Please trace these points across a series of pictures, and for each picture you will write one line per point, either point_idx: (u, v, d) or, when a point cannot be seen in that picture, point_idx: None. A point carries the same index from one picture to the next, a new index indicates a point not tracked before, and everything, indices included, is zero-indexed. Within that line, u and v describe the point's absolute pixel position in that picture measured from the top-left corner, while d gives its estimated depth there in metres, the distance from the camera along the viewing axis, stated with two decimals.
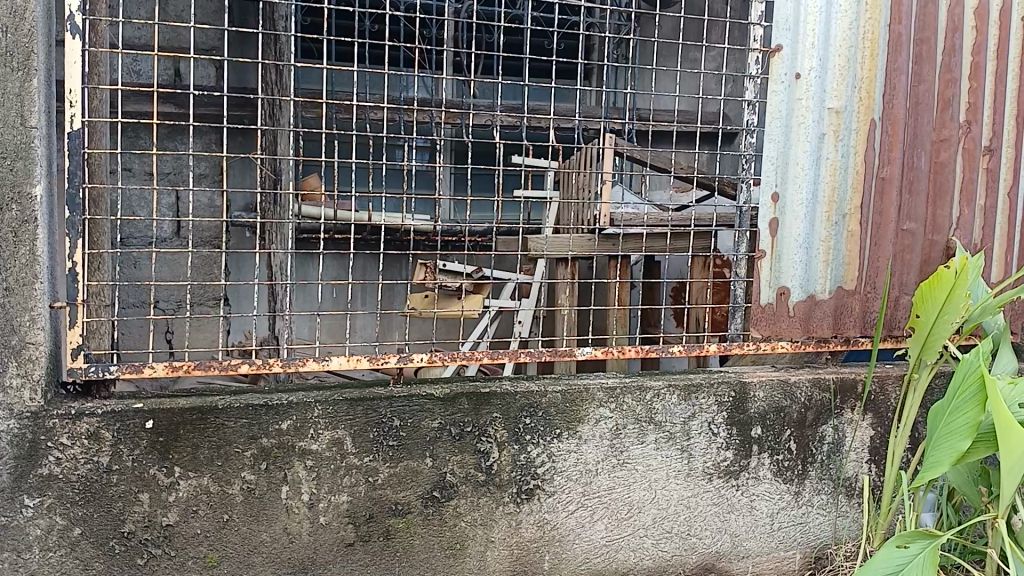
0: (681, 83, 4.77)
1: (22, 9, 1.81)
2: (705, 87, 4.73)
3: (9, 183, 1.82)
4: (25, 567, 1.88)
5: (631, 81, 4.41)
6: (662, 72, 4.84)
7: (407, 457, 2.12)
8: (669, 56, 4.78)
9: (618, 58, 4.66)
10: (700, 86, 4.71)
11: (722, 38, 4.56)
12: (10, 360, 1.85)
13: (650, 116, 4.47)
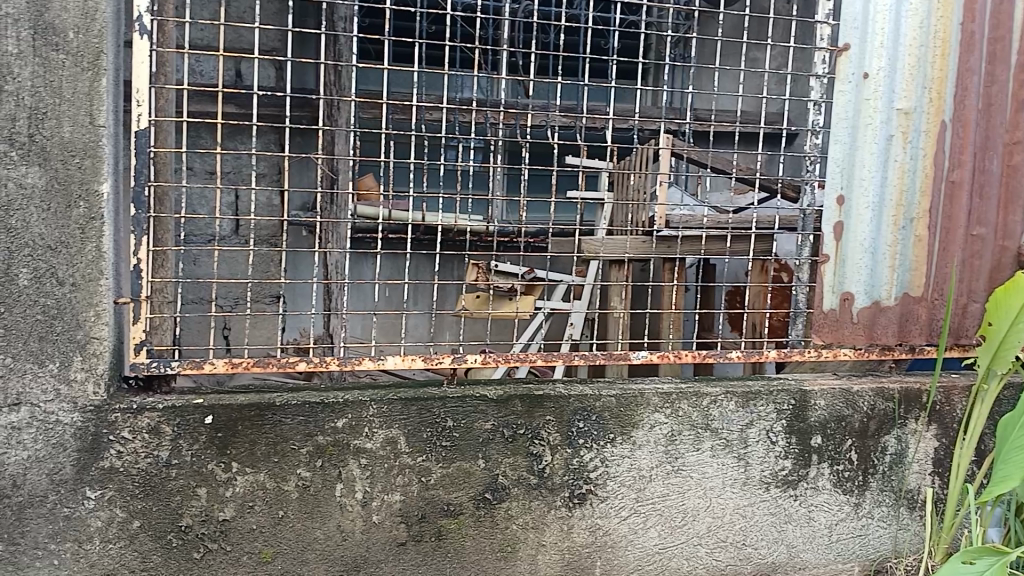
0: (743, 83, 4.68)
1: (93, 10, 1.85)
2: (768, 87, 4.64)
3: (77, 181, 1.86)
4: (86, 558, 1.92)
5: (690, 81, 4.35)
6: (723, 71, 4.75)
7: (460, 458, 2.12)
8: (731, 55, 4.69)
9: (677, 58, 4.60)
10: (762, 86, 4.62)
11: (786, 37, 4.46)
12: (75, 353, 1.89)
13: (710, 117, 4.40)
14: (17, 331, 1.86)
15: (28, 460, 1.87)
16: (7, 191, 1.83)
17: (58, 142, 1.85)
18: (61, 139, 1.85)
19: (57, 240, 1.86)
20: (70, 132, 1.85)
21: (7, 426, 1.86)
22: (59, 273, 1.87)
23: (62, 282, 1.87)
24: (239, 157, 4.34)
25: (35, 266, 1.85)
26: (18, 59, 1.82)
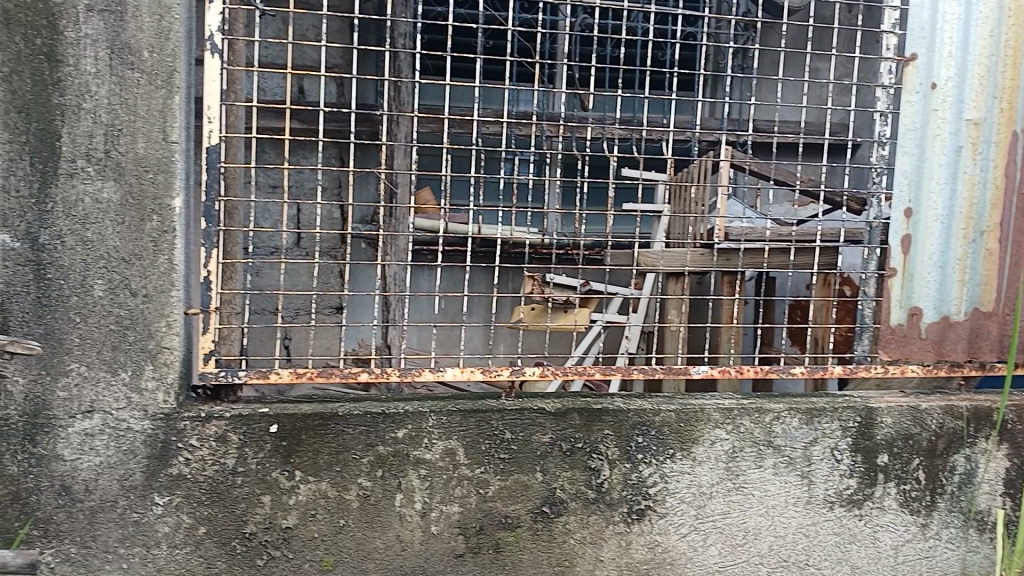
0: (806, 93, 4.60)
1: (167, 30, 1.91)
2: (832, 98, 4.55)
3: (151, 195, 1.92)
4: (153, 562, 1.96)
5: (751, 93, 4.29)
6: (785, 82, 4.68)
7: (518, 471, 2.12)
8: (794, 65, 4.62)
9: (738, 70, 4.54)
10: (826, 96, 4.53)
11: (851, 47, 4.37)
12: (147, 362, 1.95)
13: (771, 128, 4.33)
14: (92, 340, 1.92)
15: (100, 466, 1.93)
16: (84, 206, 1.89)
17: (133, 158, 1.91)
18: (136, 155, 1.91)
19: (131, 252, 1.92)
20: (144, 148, 1.92)
21: (82, 432, 1.92)
22: (132, 284, 1.93)
23: (136, 293, 1.93)
24: (301, 171, 4.41)
25: (109, 278, 1.91)
26: (96, 78, 1.89)
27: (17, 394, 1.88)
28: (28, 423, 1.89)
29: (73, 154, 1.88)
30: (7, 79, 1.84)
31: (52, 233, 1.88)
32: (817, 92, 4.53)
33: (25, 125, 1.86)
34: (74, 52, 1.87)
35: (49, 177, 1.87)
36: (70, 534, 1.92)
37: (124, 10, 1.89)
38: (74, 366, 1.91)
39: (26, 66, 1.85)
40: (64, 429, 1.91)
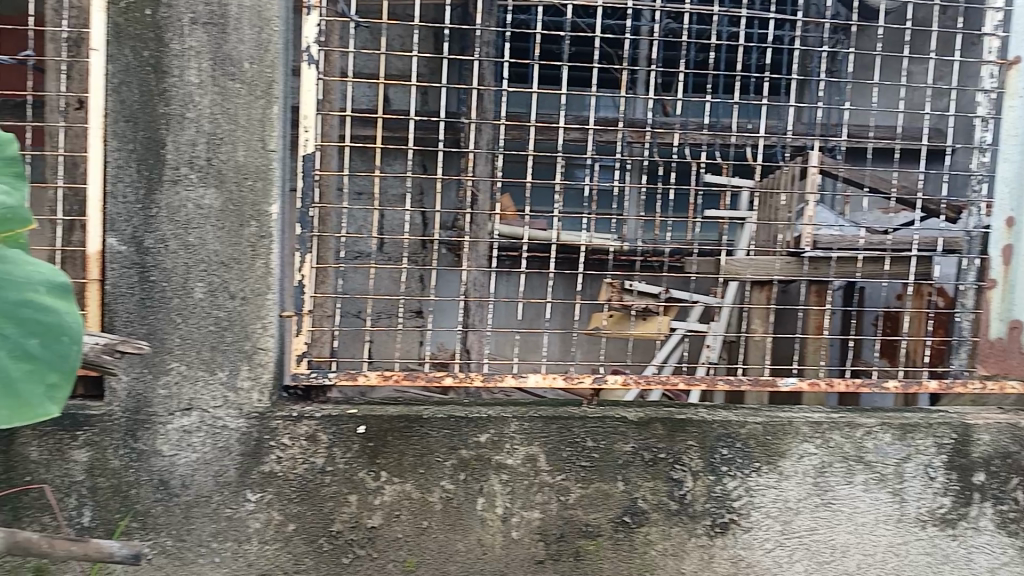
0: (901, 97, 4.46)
1: (267, 41, 1.98)
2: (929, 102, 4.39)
3: (250, 202, 1.99)
4: (244, 557, 2.03)
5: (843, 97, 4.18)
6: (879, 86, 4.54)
7: (599, 479, 2.11)
8: (890, 68, 4.46)
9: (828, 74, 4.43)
10: (922, 101, 4.38)
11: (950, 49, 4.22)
12: (243, 363, 2.02)
13: (863, 134, 4.21)
14: (192, 341, 1.99)
15: (196, 462, 2.00)
16: (187, 211, 1.97)
17: (233, 165, 1.99)
18: (236, 163, 1.99)
19: (230, 256, 2.00)
20: (244, 156, 1.99)
21: (180, 429, 2.00)
22: (230, 287, 2.00)
23: (233, 295, 2.00)
24: None
25: (209, 281, 1.99)
26: (199, 89, 1.96)
27: (120, 392, 1.97)
28: (130, 418, 1.98)
29: (177, 162, 1.97)
30: (117, 90, 1.95)
31: (157, 237, 1.97)
32: (916, 96, 4.37)
33: (134, 133, 1.95)
34: (180, 63, 1.95)
35: (155, 184, 1.96)
36: (167, 527, 2.00)
37: (226, 23, 1.97)
38: (175, 365, 1.99)
39: (134, 77, 1.95)
40: (163, 425, 1.99)
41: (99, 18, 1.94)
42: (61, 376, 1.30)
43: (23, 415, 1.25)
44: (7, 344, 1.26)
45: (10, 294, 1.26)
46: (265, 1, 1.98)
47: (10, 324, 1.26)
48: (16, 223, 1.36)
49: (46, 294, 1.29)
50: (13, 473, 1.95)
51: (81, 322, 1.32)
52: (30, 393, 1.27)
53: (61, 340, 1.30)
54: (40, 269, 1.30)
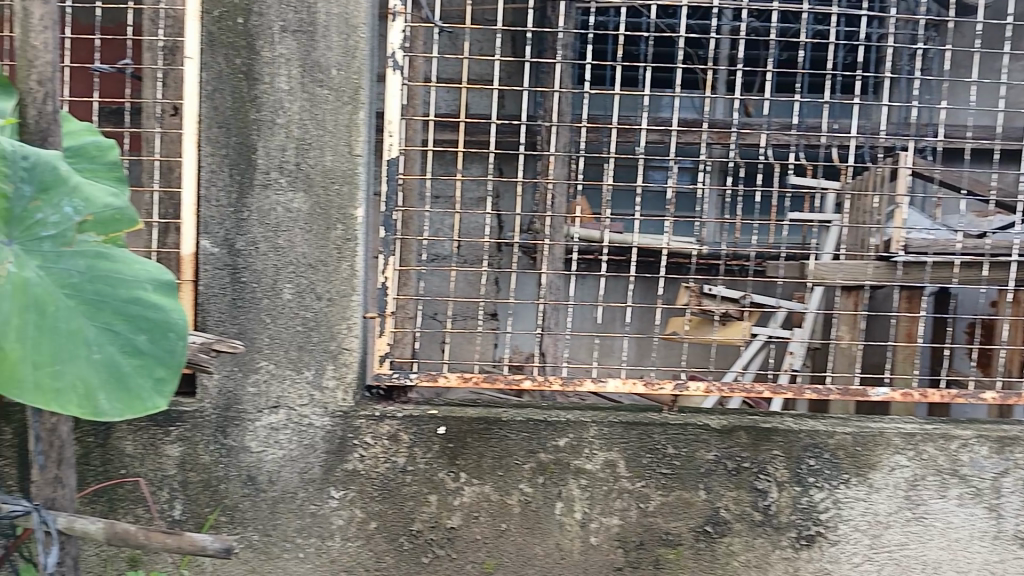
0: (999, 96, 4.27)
1: (353, 49, 2.03)
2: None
3: (336, 206, 2.05)
4: (327, 553, 2.07)
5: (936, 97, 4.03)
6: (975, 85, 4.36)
7: (680, 487, 2.08)
8: (987, 66, 4.28)
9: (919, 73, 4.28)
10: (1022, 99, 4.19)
11: None
12: (329, 363, 2.07)
13: (958, 135, 4.05)
14: (280, 340, 2.05)
15: (283, 459, 2.05)
16: (276, 215, 2.03)
17: (321, 170, 2.04)
18: (323, 167, 2.04)
19: (317, 258, 2.05)
20: (331, 161, 2.04)
21: (267, 426, 2.05)
22: (317, 288, 2.05)
23: (320, 297, 2.05)
24: None
25: (297, 282, 2.04)
26: (289, 95, 2.02)
27: (212, 389, 2.04)
28: (221, 415, 2.04)
29: (267, 166, 2.02)
30: (210, 97, 2.01)
31: (248, 240, 2.03)
32: (1016, 94, 4.17)
33: (226, 139, 2.01)
34: (270, 71, 2.01)
35: (246, 188, 2.02)
36: (254, 522, 2.05)
37: (315, 31, 2.01)
38: (263, 364, 2.05)
39: (227, 84, 2.01)
40: (252, 422, 2.05)
41: (193, 27, 1.99)
42: (169, 371, 1.30)
43: (135, 409, 1.26)
44: (118, 341, 1.27)
45: (121, 292, 1.28)
46: (353, 10, 2.03)
47: (121, 320, 1.28)
48: (124, 222, 1.31)
49: (154, 292, 1.32)
50: (110, 466, 2.03)
51: (187, 318, 1.33)
52: (139, 387, 1.28)
53: (168, 336, 1.30)
54: (147, 269, 1.33)
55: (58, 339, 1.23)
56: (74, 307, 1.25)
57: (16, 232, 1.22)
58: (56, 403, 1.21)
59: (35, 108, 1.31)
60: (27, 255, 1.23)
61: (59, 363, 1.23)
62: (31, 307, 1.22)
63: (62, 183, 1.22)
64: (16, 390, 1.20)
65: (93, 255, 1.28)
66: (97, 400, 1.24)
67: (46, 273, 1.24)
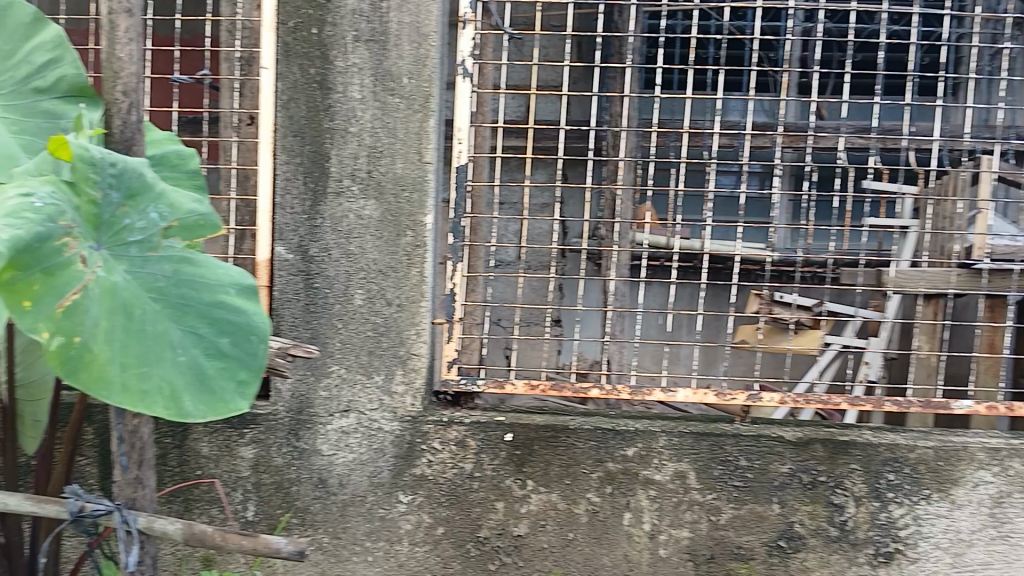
0: None
1: (424, 57, 2.05)
2: None
3: (406, 213, 2.07)
4: (396, 557, 2.09)
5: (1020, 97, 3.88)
6: None
7: (753, 500, 2.04)
8: None
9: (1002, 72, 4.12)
10: None
11: None
12: (398, 368, 2.09)
13: None
14: (351, 345, 2.08)
15: (353, 463, 2.08)
16: (349, 222, 2.06)
17: (392, 177, 2.06)
18: (394, 174, 2.06)
19: (387, 265, 2.07)
20: (402, 168, 2.06)
21: (339, 430, 2.08)
22: (388, 294, 2.07)
23: (390, 302, 2.08)
24: None
25: (368, 288, 2.07)
26: (362, 104, 2.05)
27: (285, 393, 2.08)
28: (293, 418, 2.08)
29: (340, 174, 2.06)
30: (285, 106, 2.05)
31: (321, 246, 2.07)
32: None
33: (301, 147, 2.05)
34: (343, 80, 2.04)
35: (320, 196, 2.06)
36: (324, 525, 2.08)
37: (386, 40, 2.04)
38: (335, 368, 2.08)
39: (301, 93, 2.05)
40: (323, 425, 2.08)
41: (269, 38, 2.03)
42: (251, 374, 1.30)
43: (219, 410, 1.25)
44: (202, 343, 1.27)
45: (204, 296, 1.29)
46: (424, 18, 2.04)
47: (205, 323, 1.28)
48: (207, 228, 1.31)
49: (236, 296, 1.32)
50: (187, 467, 2.09)
51: (268, 322, 1.33)
52: (223, 390, 1.27)
53: (250, 339, 1.31)
54: (228, 273, 1.34)
55: (144, 341, 1.22)
56: (160, 310, 1.25)
57: (104, 238, 1.22)
58: (143, 404, 1.19)
59: (120, 118, 1.35)
60: (115, 260, 1.23)
61: (145, 366, 1.21)
62: (119, 310, 1.21)
63: (149, 189, 1.24)
64: (103, 392, 1.17)
65: (178, 259, 1.29)
66: (181, 403, 1.22)
67: (133, 277, 1.24)
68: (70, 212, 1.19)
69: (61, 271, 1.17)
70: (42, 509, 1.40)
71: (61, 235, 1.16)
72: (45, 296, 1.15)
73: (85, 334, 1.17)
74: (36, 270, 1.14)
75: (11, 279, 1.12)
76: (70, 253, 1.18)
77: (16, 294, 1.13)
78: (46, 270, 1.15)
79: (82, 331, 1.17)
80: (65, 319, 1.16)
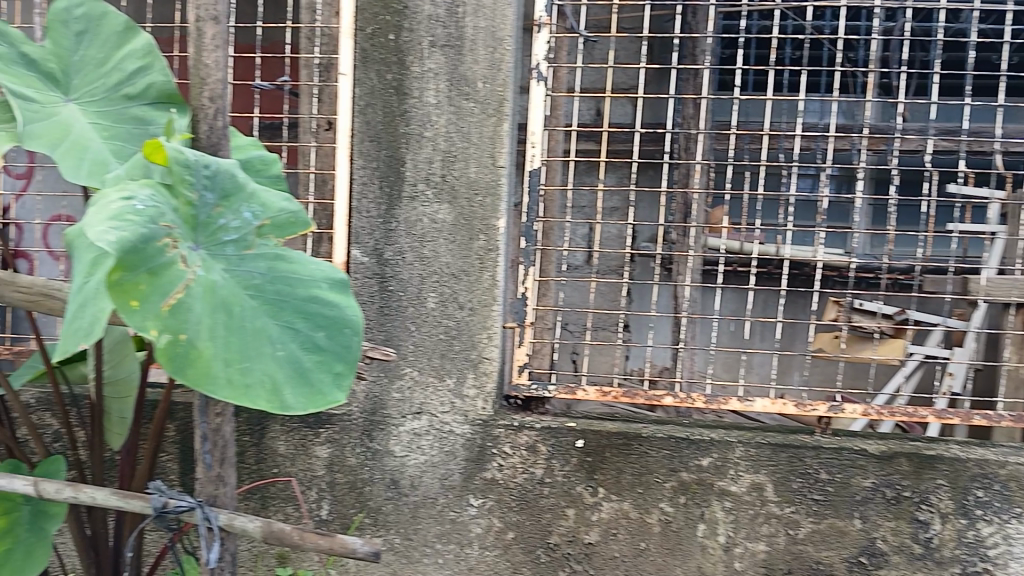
0: None
1: (499, 62, 2.05)
2: None
3: (479, 216, 2.07)
4: (466, 561, 2.09)
5: None
6: None
7: (833, 515, 1.97)
8: None
9: None
10: None
11: None
12: (469, 371, 2.09)
13: None
14: (424, 348, 2.09)
15: (425, 465, 2.09)
16: (423, 225, 2.08)
17: (466, 181, 2.07)
18: (468, 179, 2.07)
19: (460, 268, 2.08)
20: (476, 173, 2.07)
21: (411, 432, 2.10)
22: (460, 298, 2.08)
23: (463, 306, 2.09)
24: None
25: (441, 292, 2.08)
26: (437, 109, 2.06)
27: (359, 394, 2.10)
28: (367, 419, 2.10)
29: (415, 179, 2.08)
30: (363, 111, 2.08)
31: (396, 249, 2.09)
32: None
33: (378, 152, 2.08)
34: (419, 85, 2.06)
35: (395, 200, 2.08)
36: (396, 526, 2.10)
37: (462, 45, 2.05)
38: (408, 371, 2.10)
39: (379, 98, 2.07)
40: (396, 427, 2.10)
41: (347, 44, 2.05)
42: (346, 366, 1.32)
43: (319, 402, 1.27)
44: (299, 337, 1.29)
45: (298, 291, 1.31)
46: (500, 22, 2.05)
47: (301, 318, 1.30)
48: (299, 225, 1.35)
49: (329, 290, 1.34)
50: (264, 465, 2.13)
51: (360, 314, 1.36)
52: (321, 383, 1.29)
53: (344, 332, 1.33)
54: (320, 268, 1.36)
55: (246, 337, 1.24)
56: (258, 307, 1.26)
57: (201, 238, 1.25)
58: (249, 398, 1.20)
59: (206, 123, 1.38)
60: (212, 259, 1.25)
61: (247, 361, 1.22)
62: (219, 308, 1.22)
63: (241, 190, 1.28)
64: (210, 387, 1.18)
65: (272, 257, 1.31)
66: (283, 396, 1.24)
67: (230, 275, 1.26)
68: (169, 213, 1.20)
69: (164, 270, 1.17)
70: (127, 503, 1.45)
71: (163, 236, 1.17)
72: (150, 295, 1.15)
73: (190, 331, 1.18)
74: (142, 270, 1.14)
75: (119, 280, 1.11)
76: (171, 253, 1.18)
77: (124, 294, 1.12)
78: (151, 271, 1.15)
79: (187, 329, 1.18)
80: (171, 317, 1.16)
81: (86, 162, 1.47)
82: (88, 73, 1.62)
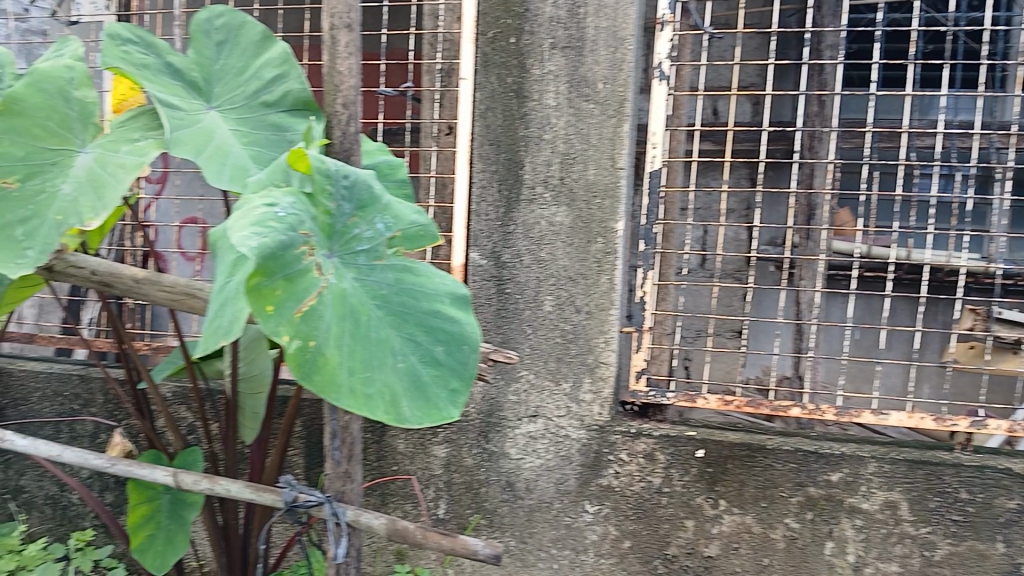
0: None
1: (620, 61, 2.02)
2: None
3: (598, 219, 2.04)
4: (582, 566, 2.07)
5: None
6: None
7: (974, 538, 1.85)
8: None
9: None
10: None
11: None
12: (586, 375, 2.07)
13: None
14: (541, 351, 2.09)
15: (540, 468, 2.08)
16: (540, 228, 2.07)
17: (584, 183, 2.05)
18: (587, 181, 2.05)
19: (577, 272, 2.06)
20: (594, 175, 2.04)
21: (527, 435, 2.09)
22: (577, 301, 2.07)
23: (580, 309, 2.07)
24: None
25: (558, 294, 2.07)
26: (557, 111, 2.05)
27: (476, 396, 2.11)
28: (483, 421, 2.11)
29: (533, 181, 2.07)
30: (483, 115, 2.09)
31: (513, 252, 2.09)
32: None
33: (497, 155, 2.09)
34: (540, 88, 2.06)
35: (513, 203, 2.08)
36: (512, 528, 2.10)
37: (583, 46, 2.03)
38: (524, 374, 2.09)
39: (499, 102, 2.08)
40: (512, 429, 2.10)
41: (469, 49, 2.08)
42: (463, 383, 1.31)
43: (434, 417, 1.26)
44: (420, 350, 1.30)
45: (423, 304, 1.33)
46: (622, 21, 2.02)
47: (423, 331, 1.31)
48: (428, 238, 1.35)
49: (451, 305, 1.35)
50: (384, 462, 2.17)
51: (479, 331, 1.35)
52: (437, 397, 1.29)
53: (462, 348, 1.33)
54: (444, 282, 1.36)
55: (370, 347, 1.26)
56: (384, 317, 1.29)
57: (336, 246, 1.28)
58: (369, 408, 1.21)
59: (339, 129, 1.42)
60: (344, 267, 1.28)
61: (371, 370, 1.25)
62: (348, 316, 1.25)
63: (377, 202, 1.31)
64: (334, 395, 1.21)
65: (401, 268, 1.33)
66: (400, 408, 1.25)
67: (360, 284, 1.28)
68: (309, 222, 1.24)
69: (300, 277, 1.20)
70: (259, 497, 1.50)
71: (302, 243, 1.21)
72: (286, 301, 1.18)
73: (320, 338, 1.21)
74: (279, 276, 1.17)
75: (258, 285, 1.15)
76: (307, 260, 1.22)
77: (261, 299, 1.16)
78: (287, 277, 1.18)
79: (317, 335, 1.21)
80: (303, 323, 1.20)
81: (227, 167, 1.54)
82: (228, 82, 1.70)
